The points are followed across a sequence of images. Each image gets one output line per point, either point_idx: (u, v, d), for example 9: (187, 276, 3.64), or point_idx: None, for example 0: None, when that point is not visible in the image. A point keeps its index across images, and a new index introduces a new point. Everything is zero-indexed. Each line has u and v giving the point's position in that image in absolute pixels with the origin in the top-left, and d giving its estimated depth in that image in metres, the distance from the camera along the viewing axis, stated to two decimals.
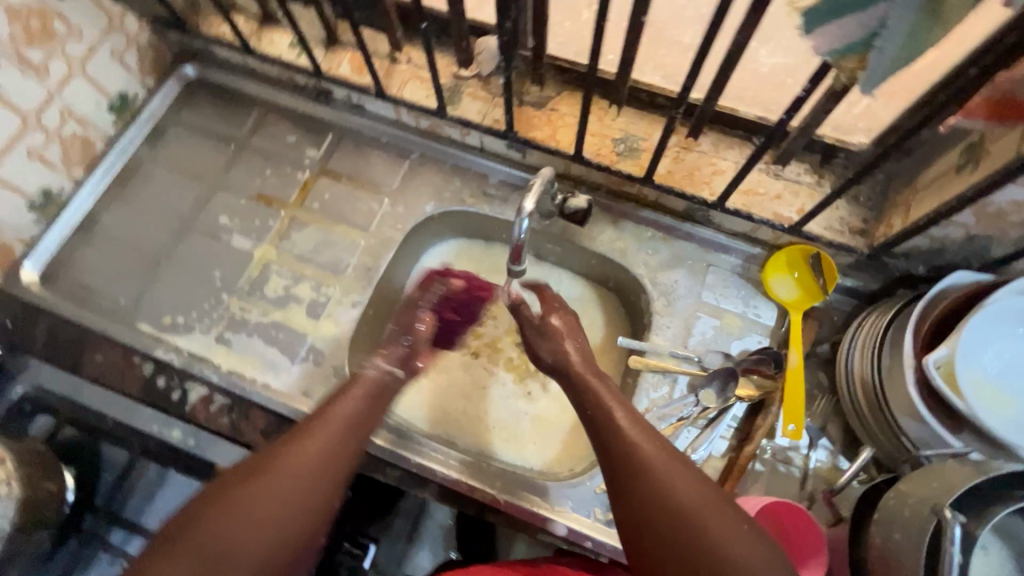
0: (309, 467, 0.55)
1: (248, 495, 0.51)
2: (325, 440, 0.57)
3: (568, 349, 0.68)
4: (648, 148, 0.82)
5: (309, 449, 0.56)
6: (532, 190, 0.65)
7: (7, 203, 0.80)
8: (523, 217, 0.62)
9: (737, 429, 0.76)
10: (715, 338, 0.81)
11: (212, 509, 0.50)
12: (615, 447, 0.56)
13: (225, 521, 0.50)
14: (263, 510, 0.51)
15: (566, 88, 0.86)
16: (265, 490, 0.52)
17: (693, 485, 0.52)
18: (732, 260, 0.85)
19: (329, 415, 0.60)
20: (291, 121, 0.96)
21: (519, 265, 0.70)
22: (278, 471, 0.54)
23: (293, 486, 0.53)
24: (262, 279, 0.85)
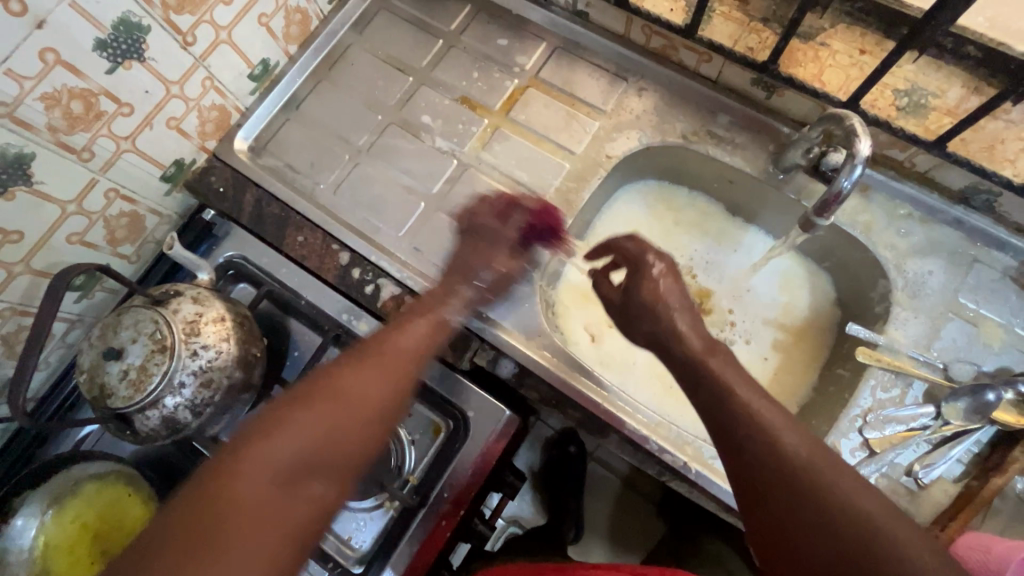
0: (355, 393, 0.53)
1: (266, 439, 0.47)
2: (396, 352, 0.59)
3: (684, 330, 0.62)
4: (940, 108, 0.68)
5: (383, 360, 0.57)
6: (862, 134, 0.58)
7: (233, 67, 0.80)
8: (858, 162, 0.58)
9: (978, 454, 0.65)
10: (968, 347, 0.68)
11: (314, 408, 0.50)
12: (750, 446, 0.50)
13: (318, 419, 0.50)
14: (342, 403, 0.52)
15: (843, 21, 0.72)
16: (279, 428, 0.48)
17: (848, 487, 0.46)
18: (1005, 259, 0.70)
19: (398, 342, 0.60)
20: (504, 22, 0.88)
21: (820, 218, 0.65)
22: (303, 411, 0.50)
23: (353, 390, 0.53)
24: (463, 187, 0.81)
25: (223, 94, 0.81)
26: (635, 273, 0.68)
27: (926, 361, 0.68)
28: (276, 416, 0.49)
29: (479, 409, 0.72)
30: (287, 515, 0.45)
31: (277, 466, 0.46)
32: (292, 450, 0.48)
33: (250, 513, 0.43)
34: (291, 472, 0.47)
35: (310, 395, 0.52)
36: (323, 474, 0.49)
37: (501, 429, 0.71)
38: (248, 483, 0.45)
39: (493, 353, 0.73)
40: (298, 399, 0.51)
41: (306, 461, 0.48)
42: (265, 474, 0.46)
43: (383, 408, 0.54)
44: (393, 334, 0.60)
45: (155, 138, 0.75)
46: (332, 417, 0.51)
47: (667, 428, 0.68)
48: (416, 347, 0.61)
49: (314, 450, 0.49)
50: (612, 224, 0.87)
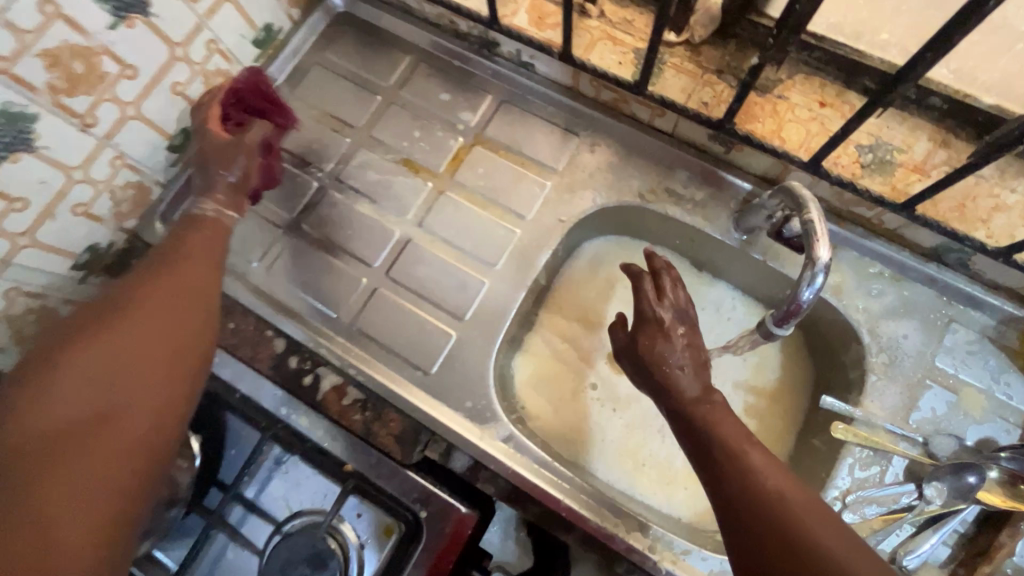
0: (141, 323, 0.56)
1: (30, 387, 0.50)
2: (192, 273, 0.62)
3: (685, 382, 0.57)
4: (906, 164, 0.64)
5: (182, 269, 0.61)
6: (821, 237, 0.52)
7: (148, 142, 0.73)
8: (818, 268, 0.51)
9: (964, 535, 0.61)
10: (948, 417, 0.64)
11: (118, 317, 0.55)
12: (731, 482, 0.51)
13: (107, 348, 0.53)
14: (139, 319, 0.56)
15: (801, 71, 0.67)
16: (50, 378, 0.50)
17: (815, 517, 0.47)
18: (982, 319, 0.66)
19: (185, 264, 0.62)
20: (446, 74, 0.82)
21: (779, 325, 0.57)
22: (82, 349, 0.52)
23: (137, 323, 0.55)
24: (407, 260, 0.76)
25: (138, 171, 0.74)
26: (640, 319, 0.60)
27: (905, 435, 0.63)
28: (44, 370, 0.51)
29: (433, 507, 0.65)
30: (96, 438, 0.49)
31: (84, 380, 0.50)
32: (72, 387, 0.50)
33: (70, 436, 0.48)
34: (79, 413, 0.49)
35: (107, 320, 0.55)
36: (150, 375, 0.53)
37: (458, 529, 0.65)
38: (76, 409, 0.49)
39: (445, 446, 0.68)
40: (91, 324, 0.54)
41: (116, 363, 0.52)
42: (62, 410, 0.49)
43: (190, 331, 0.58)
44: (188, 250, 0.63)
45: (60, 229, 0.67)
46: (121, 329, 0.55)
47: (634, 521, 0.64)
48: (212, 255, 0.65)
49: (118, 347, 0.53)
50: (572, 286, 0.81)
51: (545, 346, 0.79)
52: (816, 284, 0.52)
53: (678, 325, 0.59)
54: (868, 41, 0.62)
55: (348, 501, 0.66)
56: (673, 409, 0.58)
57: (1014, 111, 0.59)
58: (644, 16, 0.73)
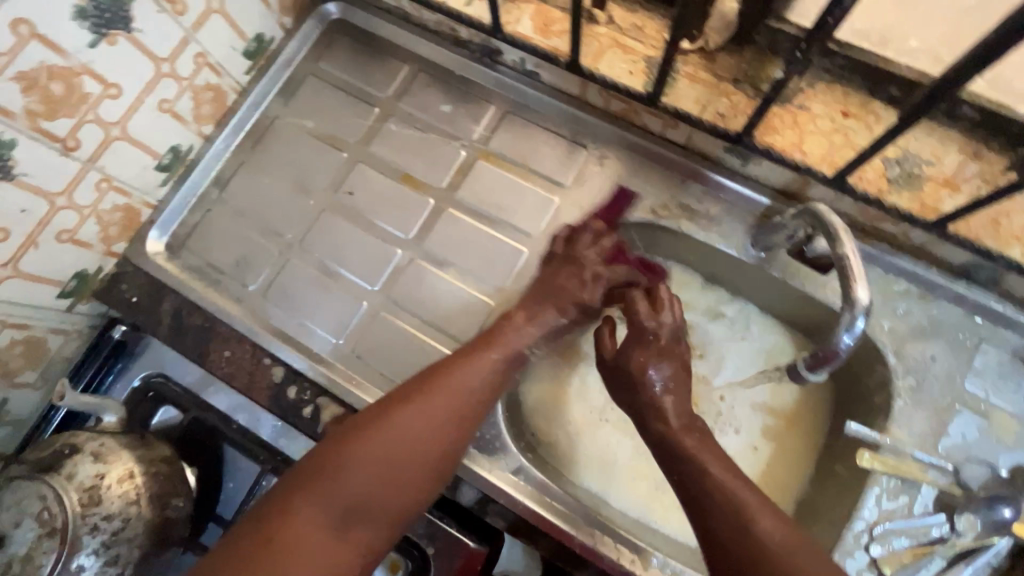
0: (395, 439, 0.57)
1: (297, 495, 0.54)
2: (457, 386, 0.60)
3: (669, 407, 0.60)
4: (935, 177, 0.60)
5: (443, 399, 0.60)
6: (857, 277, 0.49)
7: (135, 163, 0.69)
8: (859, 311, 0.49)
9: (995, 568, 0.58)
10: (979, 443, 0.61)
11: (371, 448, 0.57)
12: (722, 523, 0.53)
13: (361, 459, 0.56)
14: (396, 442, 0.57)
15: (823, 79, 0.64)
16: (314, 492, 0.55)
17: (802, 556, 0.50)
18: (1013, 339, 0.63)
19: (454, 377, 0.61)
20: (447, 84, 0.78)
21: (810, 371, 0.55)
22: (339, 477, 0.55)
23: (363, 459, 0.56)
24: (408, 282, 0.73)
25: (126, 193, 0.70)
26: (637, 336, 0.63)
27: (934, 464, 0.60)
28: (299, 493, 0.54)
29: (441, 543, 0.64)
30: (294, 561, 0.51)
31: (319, 523, 0.54)
32: (323, 506, 0.54)
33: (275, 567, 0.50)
34: (316, 523, 0.53)
35: (367, 430, 0.58)
36: (371, 522, 0.56)
37: (468, 563, 0.63)
38: (300, 534, 0.53)
39: (452, 478, 0.65)
40: (359, 433, 0.57)
41: (366, 508, 0.56)
42: (302, 528, 0.53)
43: (434, 447, 0.58)
44: (452, 369, 0.61)
45: (44, 258, 0.64)
46: (378, 455, 0.57)
47: (650, 555, 0.62)
48: (473, 388, 0.61)
49: (375, 492, 0.56)
50: None
51: (553, 367, 0.76)
52: (857, 325, 0.49)
53: (664, 346, 0.62)
54: (896, 49, 0.58)
55: None
56: (662, 445, 0.59)
57: None
58: (655, 22, 0.69)
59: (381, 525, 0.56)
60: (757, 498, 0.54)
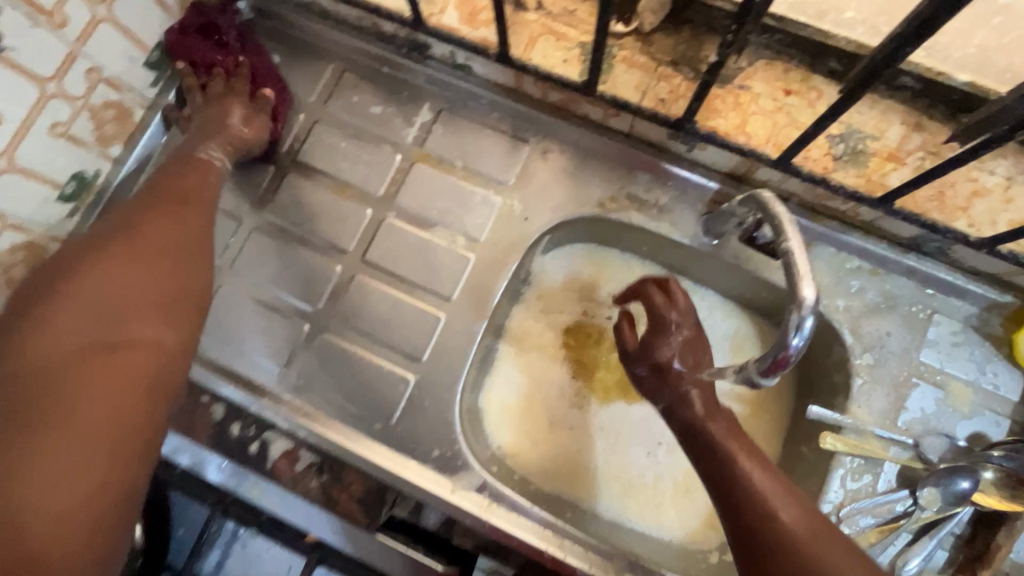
0: (102, 279, 0.49)
1: (37, 315, 0.46)
2: (184, 221, 0.57)
3: (694, 397, 0.56)
4: (879, 152, 0.59)
5: (172, 214, 0.57)
6: (804, 277, 0.46)
7: (33, 196, 0.63)
8: (806, 314, 0.45)
9: (961, 537, 0.59)
10: (937, 416, 0.61)
11: (106, 267, 0.50)
12: (745, 513, 0.48)
13: (89, 285, 0.49)
14: (126, 268, 0.51)
15: (764, 56, 0.61)
16: (31, 345, 0.44)
17: (835, 556, 0.44)
18: (964, 308, 0.63)
19: (188, 198, 0.60)
20: (375, 83, 0.73)
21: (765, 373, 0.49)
22: (59, 314, 0.46)
23: (93, 286, 0.49)
24: (352, 299, 0.68)
25: (27, 230, 0.64)
26: (656, 327, 0.60)
27: (894, 440, 0.60)
28: (49, 290, 0.49)
29: (409, 570, 0.62)
30: (102, 370, 0.44)
31: (76, 340, 0.45)
32: (75, 322, 0.46)
33: (72, 379, 0.43)
34: (76, 348, 0.44)
35: (103, 247, 0.52)
36: (150, 316, 0.49)
37: None
38: (52, 348, 0.44)
39: (412, 504, 0.62)
40: (92, 248, 0.52)
41: (80, 343, 0.45)
42: (66, 341, 0.45)
43: (168, 261, 0.53)
44: (176, 180, 0.61)
45: None
46: (66, 334, 0.45)
47: (623, 561, 0.60)
48: (200, 188, 0.62)
49: (118, 292, 0.49)
50: (538, 304, 0.75)
51: (514, 372, 0.74)
52: (805, 329, 0.46)
53: (688, 338, 0.59)
54: (833, 21, 0.56)
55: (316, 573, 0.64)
56: (692, 433, 0.55)
57: (990, 88, 0.55)
58: (587, 5, 0.65)
59: (162, 317, 0.50)
60: (781, 489, 0.49)
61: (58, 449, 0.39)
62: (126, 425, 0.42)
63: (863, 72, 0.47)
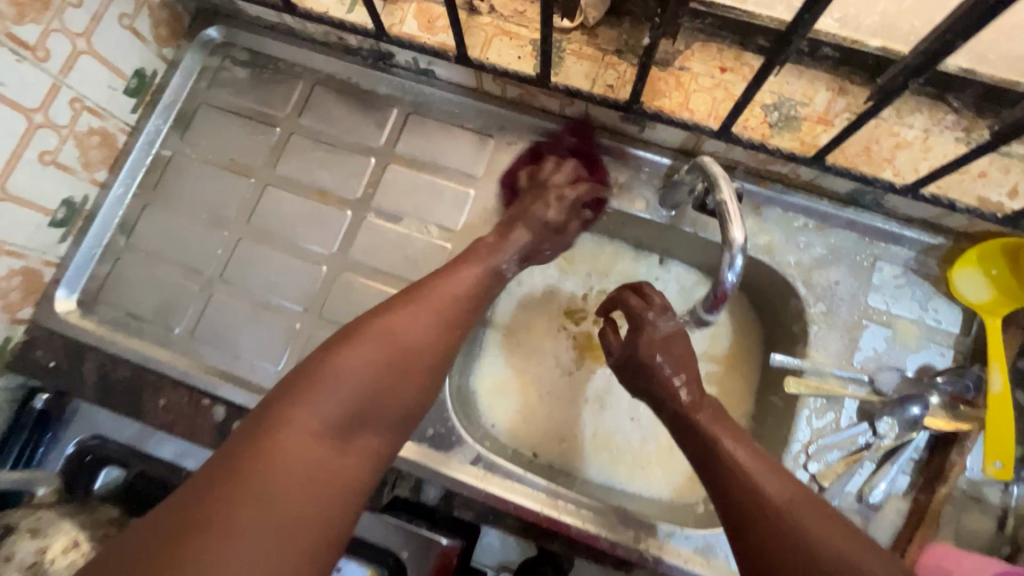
0: (356, 365, 0.53)
1: (275, 421, 0.49)
2: (433, 311, 0.59)
3: (676, 384, 0.61)
4: (810, 116, 0.65)
5: (427, 307, 0.58)
6: (734, 221, 0.52)
7: (26, 222, 0.66)
8: (737, 253, 0.51)
9: (921, 462, 0.63)
10: (888, 352, 0.67)
11: (363, 365, 0.53)
12: (730, 491, 0.52)
13: (349, 369, 0.53)
14: (370, 348, 0.54)
15: (699, 39, 0.67)
16: (273, 437, 0.48)
17: (812, 522, 0.48)
18: (903, 252, 0.69)
19: (430, 289, 0.60)
20: (344, 93, 0.78)
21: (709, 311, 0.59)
22: (313, 392, 0.51)
23: (348, 384, 0.52)
24: (339, 296, 0.72)
25: (21, 255, 0.67)
26: (636, 323, 0.65)
27: (852, 378, 0.66)
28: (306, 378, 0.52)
29: (413, 546, 0.65)
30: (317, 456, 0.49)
31: (329, 415, 0.51)
32: (313, 420, 0.50)
33: (328, 469, 0.49)
34: (319, 427, 0.50)
35: (355, 339, 0.55)
36: (393, 392, 0.54)
37: (442, 561, 0.64)
38: (296, 438, 0.48)
39: (411, 481, 0.66)
40: (343, 346, 0.54)
41: (322, 438, 0.49)
42: (296, 434, 0.48)
43: (419, 360, 0.56)
44: (434, 280, 0.61)
45: None
46: (320, 405, 0.50)
47: (613, 514, 0.64)
48: (459, 288, 0.61)
49: (374, 395, 0.53)
50: (517, 287, 0.80)
51: (500, 353, 0.78)
52: (737, 264, 0.52)
53: (666, 331, 0.64)
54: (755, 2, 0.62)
55: None
56: (677, 420, 0.59)
57: (899, 50, 0.61)
58: (535, 5, 0.70)
59: (391, 426, 0.55)
60: (762, 464, 0.53)
61: (279, 517, 0.45)
62: (345, 493, 0.49)
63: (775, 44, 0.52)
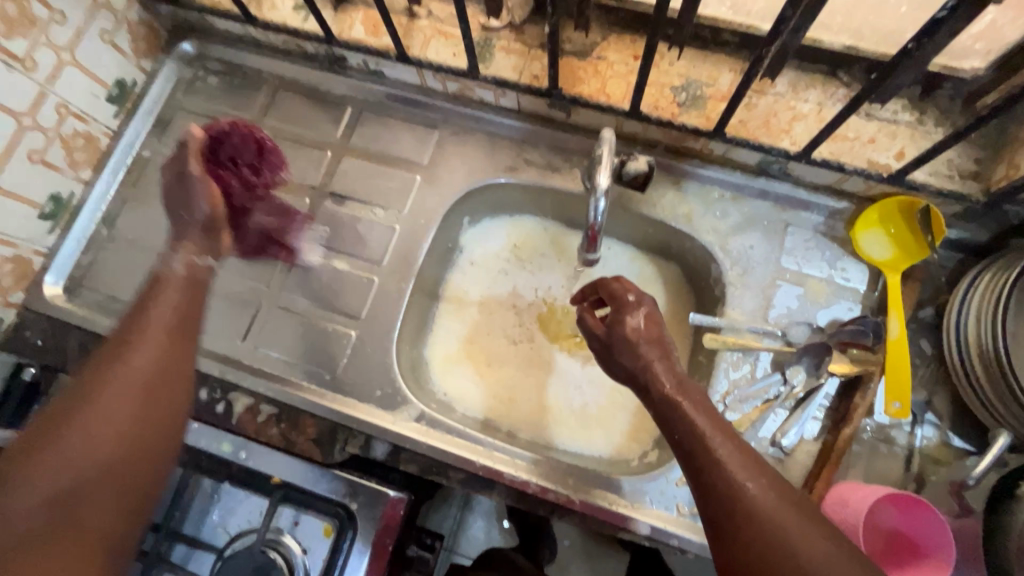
0: (94, 424, 0.51)
1: (19, 479, 0.48)
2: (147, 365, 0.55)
3: (657, 369, 0.57)
4: (714, 96, 0.71)
5: (167, 305, 0.60)
6: (603, 165, 0.58)
7: (16, 215, 0.74)
8: (601, 195, 0.58)
9: (830, 408, 0.68)
10: (800, 309, 0.72)
11: (86, 416, 0.51)
12: (717, 499, 0.49)
13: (88, 415, 0.51)
14: (95, 405, 0.52)
15: (614, 31, 0.75)
16: (13, 491, 0.47)
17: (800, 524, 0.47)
18: (813, 217, 0.74)
19: (135, 331, 0.57)
20: (304, 94, 0.86)
21: (591, 249, 0.68)
22: (66, 428, 0.50)
23: (77, 430, 0.50)
24: (298, 275, 0.79)
25: (13, 244, 0.75)
26: (617, 302, 0.62)
27: (766, 332, 0.71)
28: (48, 431, 0.50)
29: (362, 499, 0.68)
30: (69, 525, 0.48)
31: (46, 490, 0.48)
32: (43, 482, 0.48)
33: (62, 532, 0.47)
34: (45, 506, 0.47)
35: (96, 389, 0.52)
36: (138, 456, 0.52)
37: (388, 513, 0.68)
38: (34, 504, 0.47)
39: (362, 438, 0.71)
40: (89, 378, 0.53)
41: (51, 504, 0.47)
42: (32, 508, 0.47)
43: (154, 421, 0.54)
44: (143, 315, 0.58)
45: None
46: (46, 467, 0.48)
47: (545, 464, 0.69)
48: (171, 320, 0.59)
49: (96, 458, 0.50)
50: (467, 267, 0.86)
51: (452, 326, 0.84)
52: (602, 210, 0.60)
53: (648, 313, 0.60)
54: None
55: (282, 512, 0.69)
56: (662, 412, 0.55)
57: None
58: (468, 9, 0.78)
59: (136, 489, 0.52)
60: (747, 460, 0.50)
61: (55, 471, 0.48)
62: (136, 462, 0.52)
63: (654, 28, 0.60)
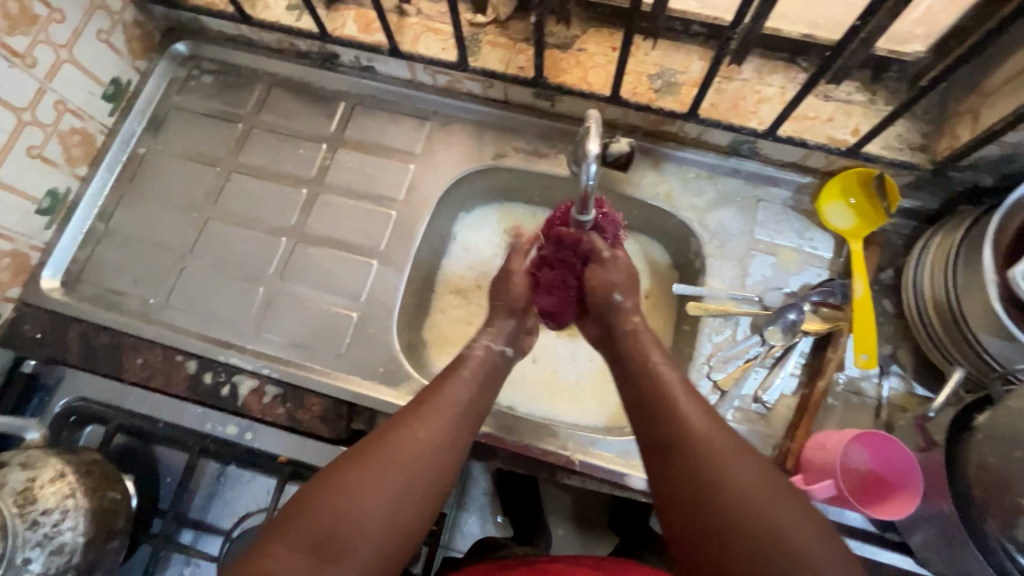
0: (373, 482, 0.53)
1: (307, 513, 0.52)
2: (441, 435, 0.58)
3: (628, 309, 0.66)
4: (687, 82, 0.77)
5: (439, 422, 0.59)
6: (593, 134, 0.55)
7: (14, 208, 0.75)
8: (589, 161, 0.56)
9: (806, 364, 0.74)
10: (774, 276, 0.77)
11: (366, 472, 0.54)
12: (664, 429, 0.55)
13: (370, 474, 0.54)
14: (382, 467, 0.54)
15: (593, 26, 0.80)
16: (300, 521, 0.51)
17: (777, 503, 0.49)
18: (782, 192, 0.80)
19: (444, 393, 0.61)
20: (297, 91, 0.89)
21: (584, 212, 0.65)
22: (349, 479, 0.53)
23: (360, 483, 0.53)
24: (297, 262, 0.81)
25: (11, 238, 0.75)
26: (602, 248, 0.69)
27: (744, 298, 0.76)
28: (335, 475, 0.54)
29: None
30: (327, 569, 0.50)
31: (314, 536, 0.51)
32: (315, 527, 0.51)
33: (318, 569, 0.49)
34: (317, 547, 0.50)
35: (382, 445, 0.56)
36: (381, 530, 0.52)
37: None
38: (303, 541, 0.50)
39: (366, 413, 0.74)
40: (360, 462, 0.54)
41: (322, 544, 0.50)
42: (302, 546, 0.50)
43: (419, 488, 0.55)
44: (443, 387, 0.62)
45: None
46: (327, 515, 0.51)
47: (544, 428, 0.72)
48: (465, 403, 0.61)
49: (369, 510, 0.52)
50: (461, 253, 0.90)
51: (450, 310, 0.88)
52: (594, 174, 0.57)
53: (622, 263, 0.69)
54: None
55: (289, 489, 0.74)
56: (653, 393, 0.58)
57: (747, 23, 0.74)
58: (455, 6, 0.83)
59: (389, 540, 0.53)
60: (734, 444, 0.52)
61: (333, 519, 0.51)
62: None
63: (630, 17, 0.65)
